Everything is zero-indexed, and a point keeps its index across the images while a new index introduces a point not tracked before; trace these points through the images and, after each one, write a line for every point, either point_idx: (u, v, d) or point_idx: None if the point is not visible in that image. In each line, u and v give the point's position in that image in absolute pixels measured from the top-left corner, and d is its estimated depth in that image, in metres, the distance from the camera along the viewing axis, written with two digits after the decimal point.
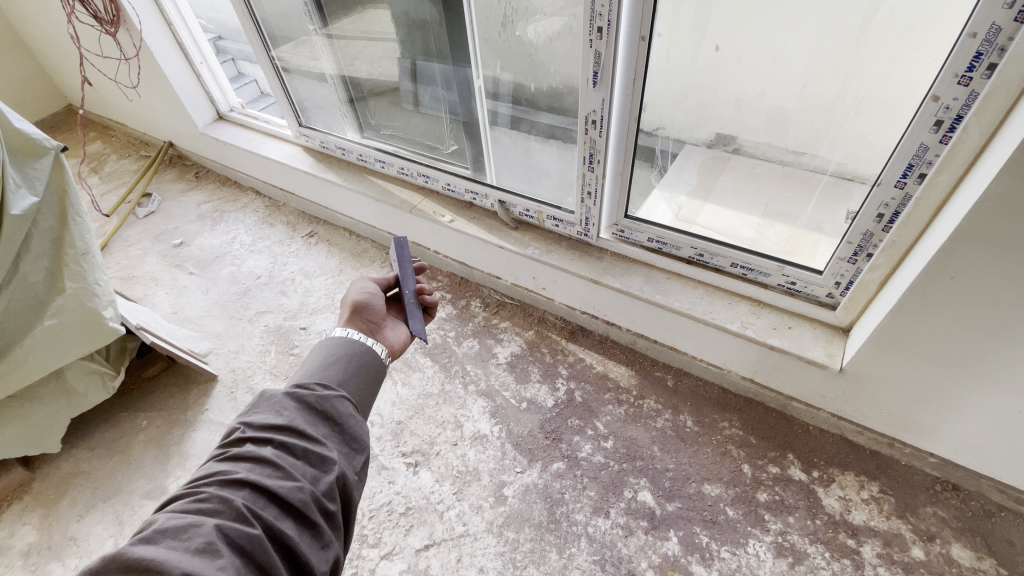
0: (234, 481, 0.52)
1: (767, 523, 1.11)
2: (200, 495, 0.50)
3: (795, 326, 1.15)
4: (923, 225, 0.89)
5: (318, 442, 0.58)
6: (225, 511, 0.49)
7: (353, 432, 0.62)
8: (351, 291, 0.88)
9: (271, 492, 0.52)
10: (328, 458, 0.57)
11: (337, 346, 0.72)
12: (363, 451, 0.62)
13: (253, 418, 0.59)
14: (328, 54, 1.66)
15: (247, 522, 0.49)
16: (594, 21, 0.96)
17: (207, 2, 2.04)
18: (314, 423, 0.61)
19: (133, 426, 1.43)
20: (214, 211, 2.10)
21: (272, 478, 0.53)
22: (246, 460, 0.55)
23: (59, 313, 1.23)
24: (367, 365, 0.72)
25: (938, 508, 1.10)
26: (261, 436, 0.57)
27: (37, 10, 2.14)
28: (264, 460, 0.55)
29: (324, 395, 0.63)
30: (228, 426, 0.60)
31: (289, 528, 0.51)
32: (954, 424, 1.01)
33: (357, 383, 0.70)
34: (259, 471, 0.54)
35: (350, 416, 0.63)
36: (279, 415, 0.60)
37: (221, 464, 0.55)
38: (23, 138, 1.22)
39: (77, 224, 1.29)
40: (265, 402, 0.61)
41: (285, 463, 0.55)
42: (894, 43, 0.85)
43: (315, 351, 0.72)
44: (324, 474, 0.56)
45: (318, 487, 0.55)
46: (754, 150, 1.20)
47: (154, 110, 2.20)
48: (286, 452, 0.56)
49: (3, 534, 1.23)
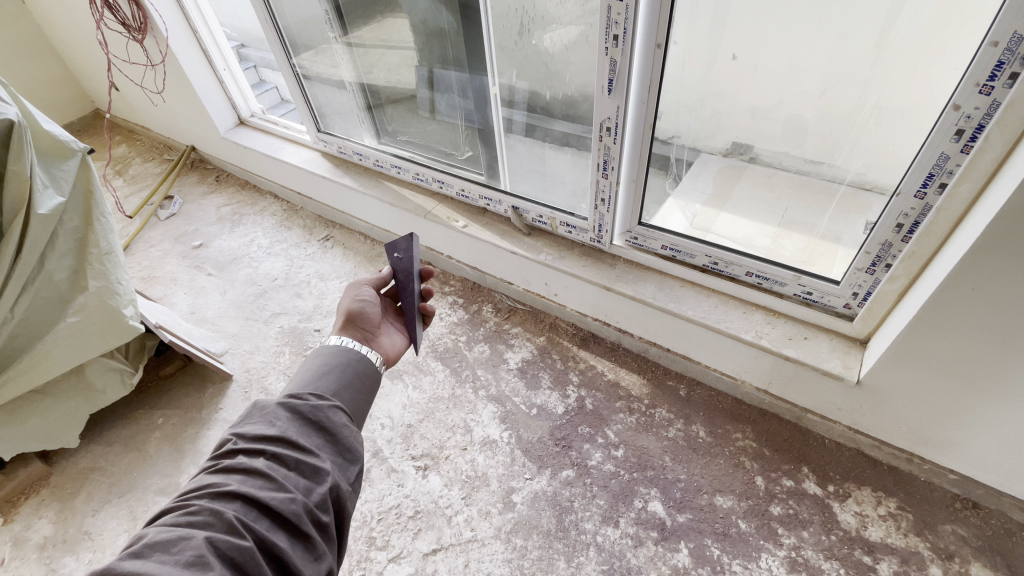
0: (225, 494, 0.53)
1: (780, 537, 1.08)
2: (191, 508, 0.51)
3: (812, 337, 1.13)
4: (944, 236, 0.87)
5: (311, 453, 0.59)
6: (216, 523, 0.50)
7: (347, 442, 0.63)
8: (346, 300, 0.89)
9: (263, 504, 0.52)
10: (322, 469, 0.58)
11: (331, 355, 0.73)
12: (357, 461, 0.62)
13: (245, 429, 0.60)
14: (348, 62, 1.69)
15: (238, 534, 0.49)
16: (611, 28, 0.97)
17: (232, 11, 2.09)
18: (308, 434, 0.61)
19: (149, 423, 1.45)
20: (233, 214, 2.14)
21: (264, 490, 0.54)
22: (237, 472, 0.55)
23: (81, 310, 1.26)
24: (363, 374, 0.73)
25: (957, 525, 1.07)
26: (253, 447, 0.58)
27: (68, 17, 2.22)
28: (256, 472, 0.55)
29: (317, 405, 0.63)
30: (220, 438, 0.61)
31: (280, 539, 0.51)
32: (975, 440, 0.99)
33: (351, 392, 0.70)
34: (250, 483, 0.54)
35: (344, 426, 0.63)
36: (271, 425, 0.60)
37: (213, 476, 0.55)
38: (52, 140, 1.26)
39: (101, 223, 1.32)
40: (257, 413, 0.62)
41: (278, 474, 0.55)
42: (915, 52, 0.84)
43: (309, 361, 0.73)
44: (317, 485, 0.56)
45: (311, 498, 0.55)
46: (771, 159, 1.18)
47: (178, 115, 2.26)
48: (279, 462, 0.57)
49: (20, 527, 1.26)
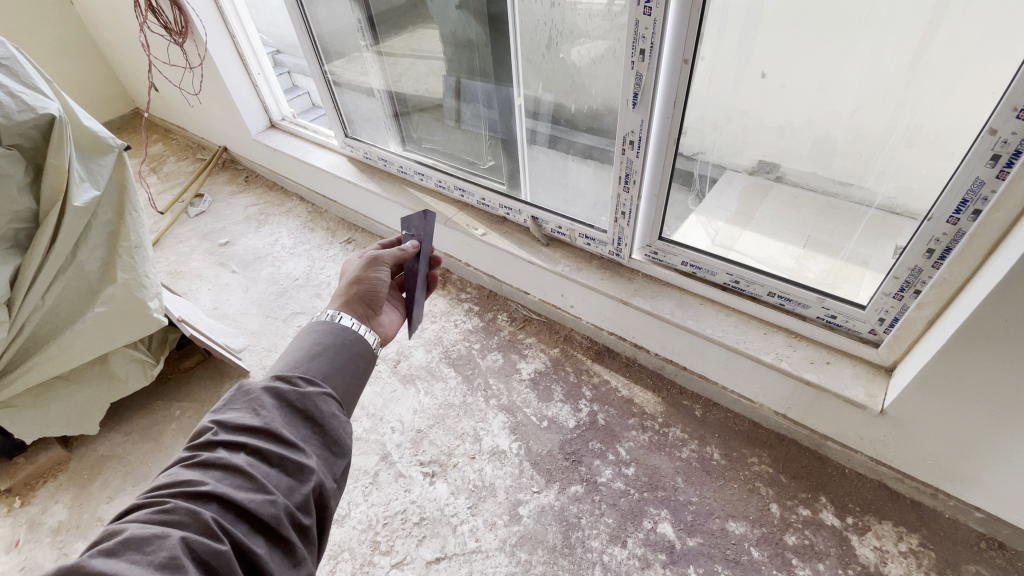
0: (203, 493, 0.51)
1: (794, 568, 1.05)
2: (165, 506, 0.50)
3: (834, 362, 1.10)
4: (978, 263, 0.84)
5: (296, 449, 0.58)
6: (192, 524, 0.49)
7: (335, 435, 0.62)
8: (358, 272, 0.83)
9: (240, 507, 0.51)
10: (307, 467, 0.57)
11: (324, 335, 0.72)
12: (344, 456, 0.62)
13: (226, 418, 0.60)
14: (377, 70, 1.73)
15: (215, 537, 0.48)
16: (637, 42, 0.97)
17: (269, 18, 2.17)
18: (295, 424, 0.61)
19: (166, 415, 1.48)
20: (259, 213, 2.19)
21: (242, 490, 0.53)
22: (216, 468, 0.54)
23: (109, 301, 1.29)
24: (357, 356, 0.72)
25: (982, 566, 1.02)
26: (234, 440, 0.57)
27: (114, 20, 2.32)
28: (235, 470, 0.54)
29: (306, 393, 0.63)
30: (199, 426, 0.60)
31: (258, 545, 0.51)
32: (1004, 477, 0.94)
33: (343, 377, 0.69)
34: (228, 482, 0.53)
35: (333, 418, 0.63)
36: (255, 414, 0.60)
37: (189, 470, 0.54)
38: (90, 136, 1.30)
39: (134, 217, 1.36)
40: (241, 398, 0.62)
41: (258, 473, 0.55)
42: (952, 76, 0.82)
43: (301, 338, 0.72)
44: (300, 485, 0.56)
45: (292, 499, 0.55)
46: (797, 179, 1.16)
47: (212, 116, 2.33)
48: (260, 459, 0.56)
49: (37, 509, 1.29)
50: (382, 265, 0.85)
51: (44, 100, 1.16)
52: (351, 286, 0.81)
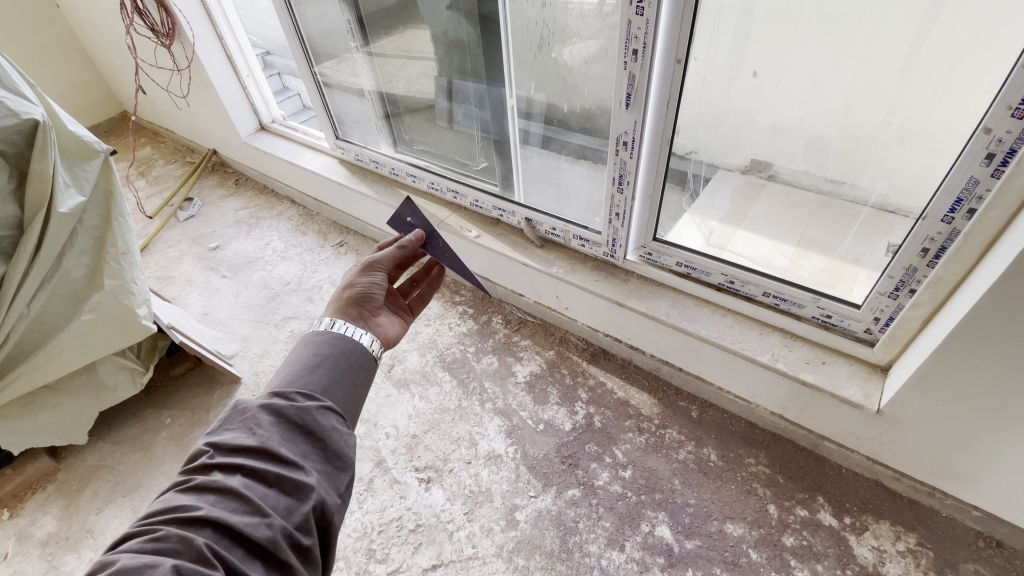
0: (196, 519, 0.50)
1: (792, 569, 1.04)
2: (157, 534, 0.48)
3: (830, 362, 1.10)
4: (972, 263, 0.84)
5: (294, 466, 0.57)
6: (184, 551, 0.47)
7: (336, 449, 0.61)
8: (351, 276, 0.85)
9: (235, 531, 0.50)
10: (305, 485, 0.55)
11: (322, 346, 0.71)
12: (347, 470, 0.60)
13: (222, 440, 0.58)
14: (368, 71, 1.71)
15: (208, 564, 0.46)
16: (630, 43, 0.96)
17: (258, 19, 2.14)
18: (294, 440, 0.59)
19: (157, 423, 1.46)
20: (250, 217, 2.17)
21: (237, 514, 0.51)
22: (211, 492, 0.53)
23: (96, 309, 1.27)
24: (356, 365, 0.72)
25: (979, 565, 1.02)
26: (230, 462, 0.56)
27: (101, 22, 2.29)
28: (230, 492, 0.53)
29: (304, 408, 0.61)
30: (195, 450, 0.58)
31: (254, 570, 0.49)
32: (999, 474, 0.94)
33: (344, 387, 0.68)
34: (224, 505, 0.52)
35: (333, 431, 0.62)
36: (252, 434, 0.58)
37: (183, 495, 0.53)
38: (75, 141, 1.28)
39: (120, 223, 1.34)
40: (237, 417, 0.60)
41: (254, 495, 0.53)
42: (943, 75, 0.82)
43: (300, 349, 0.71)
44: (299, 504, 0.54)
45: (291, 519, 0.53)
46: (788, 178, 1.16)
47: (201, 119, 2.30)
48: (257, 480, 0.55)
49: (24, 522, 1.26)
50: (374, 265, 0.86)
51: (27, 104, 1.14)
52: (343, 290, 0.82)
